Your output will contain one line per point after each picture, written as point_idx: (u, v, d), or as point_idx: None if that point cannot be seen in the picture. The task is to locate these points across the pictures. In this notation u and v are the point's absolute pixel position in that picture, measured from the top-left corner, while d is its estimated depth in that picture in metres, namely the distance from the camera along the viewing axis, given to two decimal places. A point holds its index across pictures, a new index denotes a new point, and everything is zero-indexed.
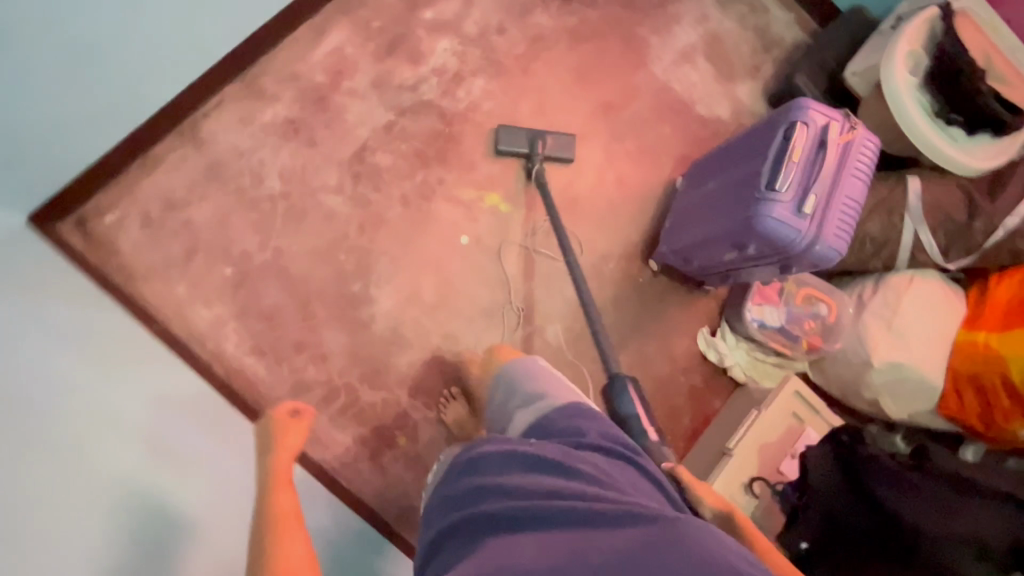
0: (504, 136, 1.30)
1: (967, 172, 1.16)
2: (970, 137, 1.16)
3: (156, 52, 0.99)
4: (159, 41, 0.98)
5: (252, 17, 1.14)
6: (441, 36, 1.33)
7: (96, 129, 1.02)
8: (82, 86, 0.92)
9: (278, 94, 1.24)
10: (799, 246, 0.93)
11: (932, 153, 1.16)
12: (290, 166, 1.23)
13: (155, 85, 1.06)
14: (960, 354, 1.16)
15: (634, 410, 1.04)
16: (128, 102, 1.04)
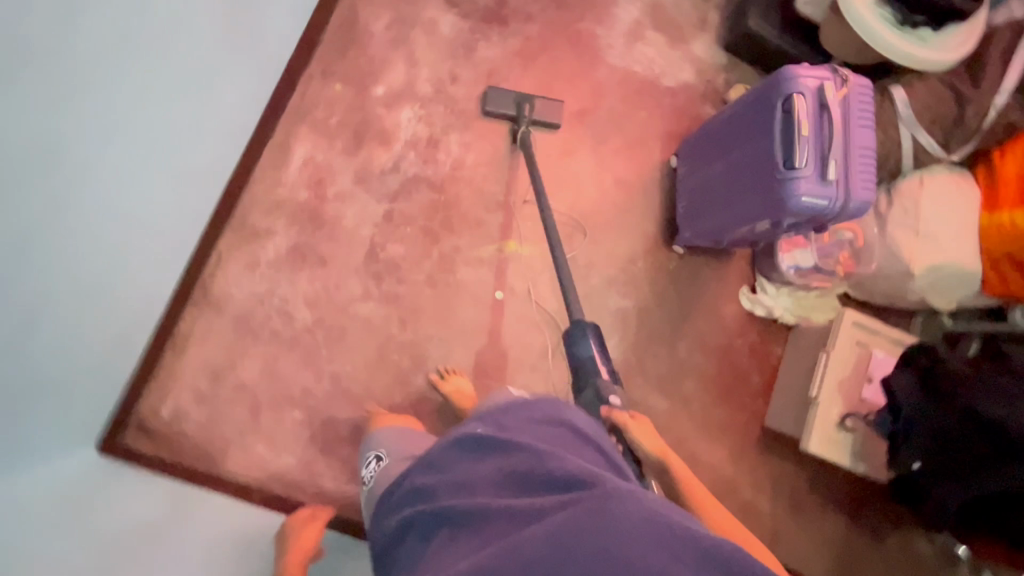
0: (493, 98, 1.31)
1: (944, 67, 1.17)
2: (937, 32, 1.16)
3: (153, 236, 0.94)
4: (155, 231, 0.93)
5: (217, 169, 1.08)
6: (401, 107, 1.30)
7: (113, 343, 0.97)
8: (105, 307, 0.86)
9: (271, 225, 1.21)
10: (831, 210, 0.95)
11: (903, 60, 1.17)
12: (312, 291, 1.22)
13: (151, 278, 0.99)
14: (988, 236, 1.21)
15: (590, 351, 1.07)
16: (136, 306, 0.97)
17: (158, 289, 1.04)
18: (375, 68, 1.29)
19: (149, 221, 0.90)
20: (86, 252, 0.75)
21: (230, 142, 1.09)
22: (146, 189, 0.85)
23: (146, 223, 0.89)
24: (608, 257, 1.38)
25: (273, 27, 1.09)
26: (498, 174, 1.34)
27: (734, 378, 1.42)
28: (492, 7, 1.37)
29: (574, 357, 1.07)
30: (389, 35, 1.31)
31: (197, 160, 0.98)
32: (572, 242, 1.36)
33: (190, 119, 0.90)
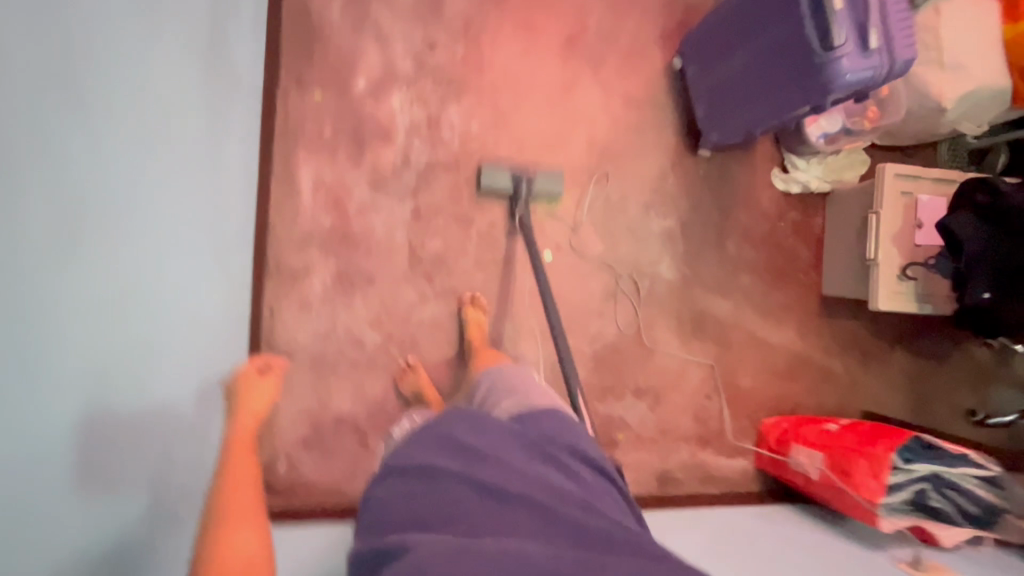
0: (491, 172, 1.25)
1: None
2: None
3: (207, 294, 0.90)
4: (204, 306, 0.89)
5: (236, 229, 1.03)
6: (390, 95, 1.21)
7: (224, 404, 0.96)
8: (182, 383, 0.82)
9: (307, 260, 1.18)
10: (879, 80, 0.91)
11: None
12: (371, 310, 1.21)
13: (216, 360, 0.95)
14: (1013, 48, 1.16)
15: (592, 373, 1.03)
16: (213, 394, 0.93)
17: (225, 377, 0.99)
18: (348, 61, 1.19)
19: (194, 291, 0.86)
20: (140, 303, 0.69)
21: (242, 208, 1.05)
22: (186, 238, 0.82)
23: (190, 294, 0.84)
24: (640, 182, 1.34)
25: (246, 77, 1.03)
26: (508, 135, 1.27)
27: (786, 259, 1.44)
28: None
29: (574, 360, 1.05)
30: (348, 18, 1.19)
31: (217, 228, 0.94)
32: (600, 179, 1.32)
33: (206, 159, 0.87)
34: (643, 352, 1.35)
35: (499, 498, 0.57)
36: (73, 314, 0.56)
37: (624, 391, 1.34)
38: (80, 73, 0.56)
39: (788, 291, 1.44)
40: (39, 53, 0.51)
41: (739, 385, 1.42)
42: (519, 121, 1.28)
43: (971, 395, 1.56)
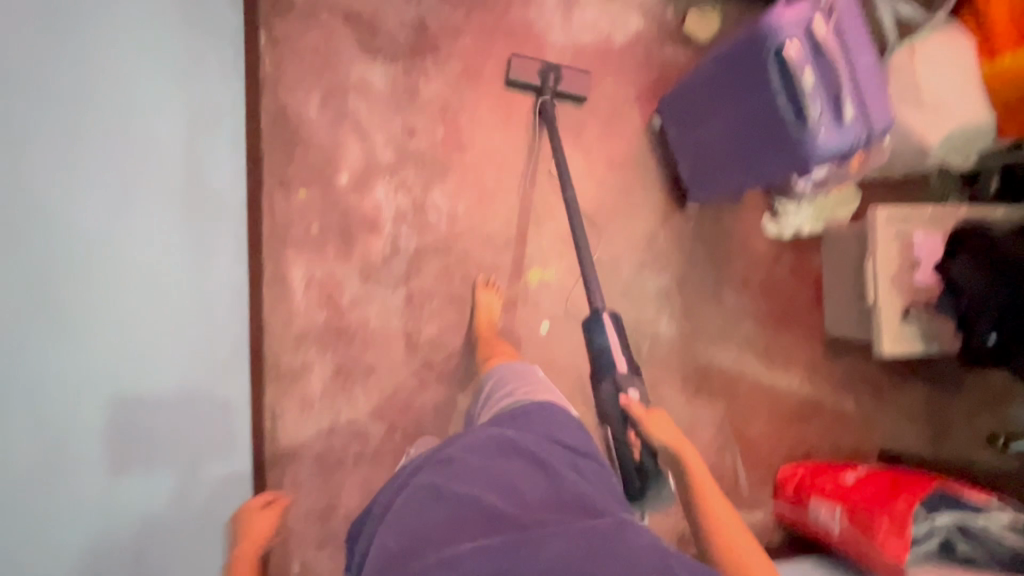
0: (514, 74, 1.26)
1: None
2: None
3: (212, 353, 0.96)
4: (210, 367, 0.96)
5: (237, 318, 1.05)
6: (374, 186, 1.22)
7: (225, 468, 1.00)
8: (190, 399, 0.90)
9: (305, 358, 1.18)
10: (857, 147, 0.91)
11: None
12: (372, 401, 1.20)
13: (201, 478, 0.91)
14: (994, 86, 1.15)
15: (609, 340, 1.06)
16: (196, 507, 0.88)
17: (215, 459, 0.97)
18: (329, 157, 1.20)
19: (166, 394, 0.84)
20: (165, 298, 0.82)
21: (239, 323, 1.05)
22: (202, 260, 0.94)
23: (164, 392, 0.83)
24: (631, 242, 1.34)
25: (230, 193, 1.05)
26: (494, 211, 1.27)
27: (786, 303, 1.42)
28: (414, 36, 1.24)
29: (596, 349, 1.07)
30: (326, 115, 1.20)
31: (204, 335, 0.94)
32: (590, 243, 1.32)
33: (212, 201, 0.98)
34: None
35: (472, 501, 0.62)
36: (35, 324, 0.61)
37: None
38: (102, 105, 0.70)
39: (792, 334, 1.42)
40: (7, 139, 0.58)
41: (751, 434, 1.40)
42: (503, 195, 1.28)
43: (995, 420, 1.49)
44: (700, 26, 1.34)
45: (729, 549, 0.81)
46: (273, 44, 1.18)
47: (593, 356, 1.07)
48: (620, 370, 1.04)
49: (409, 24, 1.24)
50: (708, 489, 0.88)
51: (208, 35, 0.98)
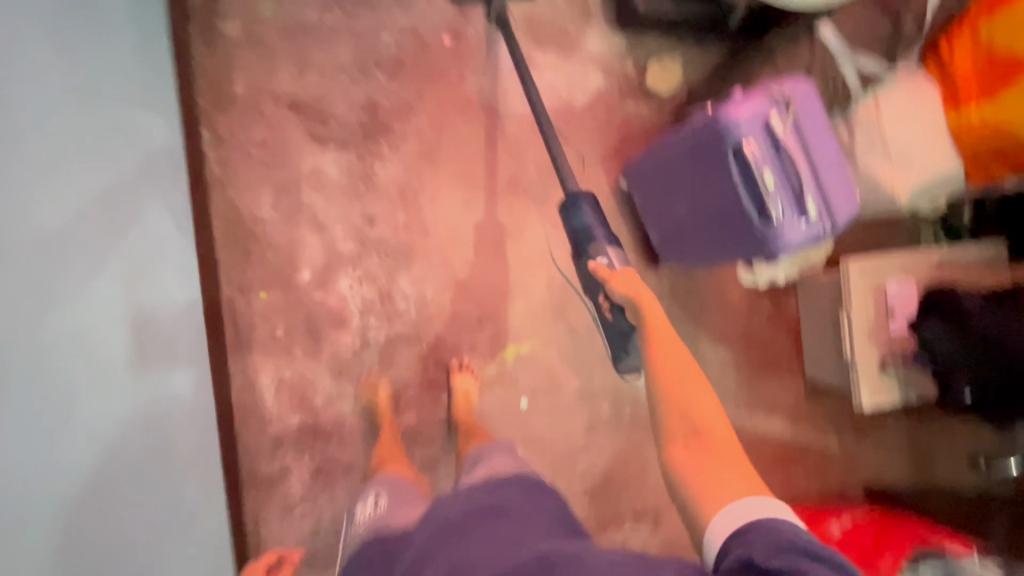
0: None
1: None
2: None
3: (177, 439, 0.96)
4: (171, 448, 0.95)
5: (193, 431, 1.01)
6: (337, 281, 1.18)
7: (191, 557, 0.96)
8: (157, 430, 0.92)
9: (283, 463, 1.16)
10: (822, 239, 0.89)
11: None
12: (354, 498, 1.19)
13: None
14: (960, 138, 1.12)
15: (586, 220, 0.97)
16: (141, 536, 0.86)
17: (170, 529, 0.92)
18: (288, 256, 1.16)
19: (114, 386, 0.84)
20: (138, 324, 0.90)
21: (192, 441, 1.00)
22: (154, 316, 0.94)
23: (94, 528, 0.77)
24: None
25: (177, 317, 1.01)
26: (464, 291, 1.24)
27: (766, 350, 1.41)
28: (366, 120, 1.19)
29: (573, 229, 0.98)
30: (281, 212, 1.15)
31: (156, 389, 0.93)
32: (564, 313, 1.29)
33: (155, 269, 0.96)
34: (635, 475, 1.34)
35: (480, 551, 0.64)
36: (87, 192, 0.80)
37: (623, 516, 1.33)
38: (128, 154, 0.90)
39: (773, 381, 1.42)
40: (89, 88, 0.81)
41: None
42: (472, 274, 1.24)
43: (979, 440, 1.48)
44: (661, 79, 1.30)
45: (699, 434, 0.66)
46: (219, 144, 1.13)
47: (571, 239, 0.99)
48: (607, 249, 0.94)
49: (360, 107, 1.19)
50: (658, 323, 0.78)
51: (149, 158, 0.96)
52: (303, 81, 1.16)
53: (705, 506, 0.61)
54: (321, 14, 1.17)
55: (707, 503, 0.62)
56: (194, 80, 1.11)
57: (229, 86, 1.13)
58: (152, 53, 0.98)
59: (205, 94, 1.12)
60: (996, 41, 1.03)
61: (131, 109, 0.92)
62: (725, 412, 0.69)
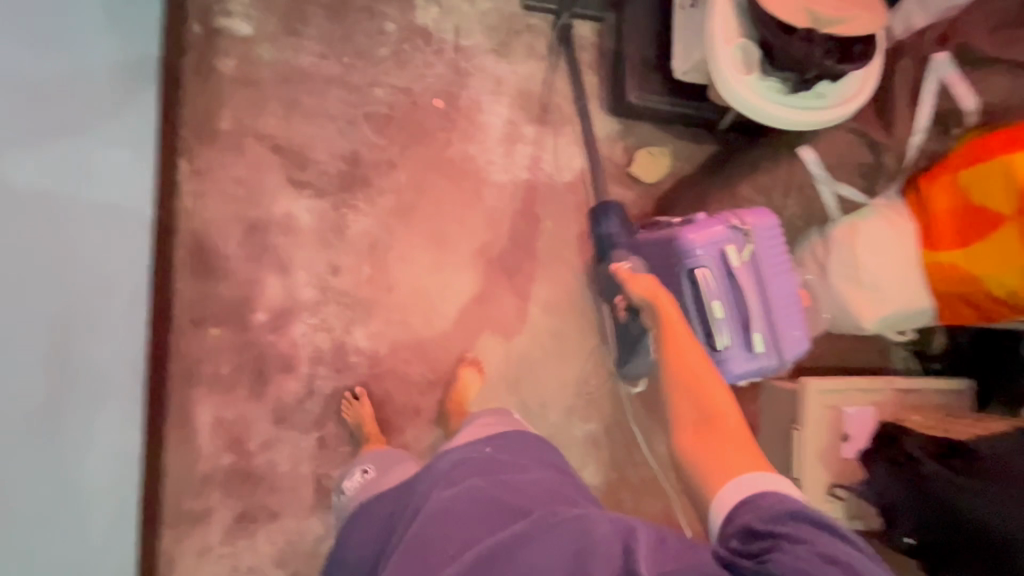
0: None
1: (807, 127, 1.02)
2: (808, 92, 1.01)
3: (85, 436, 0.88)
4: (78, 448, 0.87)
5: (117, 423, 0.96)
6: (293, 325, 1.18)
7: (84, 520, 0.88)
8: (65, 434, 0.84)
9: (207, 502, 1.14)
10: (767, 372, 0.87)
11: (762, 118, 1.02)
12: (274, 548, 1.17)
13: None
14: (932, 278, 1.12)
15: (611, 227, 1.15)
16: (41, 507, 0.79)
17: (70, 507, 0.85)
18: (246, 295, 1.15)
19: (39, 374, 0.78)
20: (71, 319, 0.84)
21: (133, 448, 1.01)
22: (89, 319, 0.88)
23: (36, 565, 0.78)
24: (560, 386, 1.30)
25: (117, 335, 0.96)
26: (418, 351, 1.23)
27: None
28: (345, 170, 1.19)
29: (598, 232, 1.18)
30: (245, 251, 1.15)
31: (77, 397, 0.86)
32: (518, 386, 1.28)
33: (92, 275, 0.89)
34: None
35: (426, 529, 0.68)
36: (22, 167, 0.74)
37: None
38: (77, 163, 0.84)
39: None
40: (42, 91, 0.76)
41: None
42: (431, 335, 1.24)
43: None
44: (647, 169, 1.31)
45: (709, 422, 0.65)
46: (194, 175, 1.13)
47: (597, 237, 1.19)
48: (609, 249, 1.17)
49: (341, 157, 1.19)
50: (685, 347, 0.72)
51: (113, 192, 0.92)
52: (288, 125, 1.17)
53: (708, 480, 0.61)
54: (317, 62, 1.18)
55: (711, 476, 0.61)
56: (180, 112, 1.13)
57: (213, 121, 1.14)
58: (141, 89, 0.99)
59: (189, 126, 1.13)
60: (971, 189, 1.01)
61: (102, 147, 0.89)
62: (735, 399, 0.67)
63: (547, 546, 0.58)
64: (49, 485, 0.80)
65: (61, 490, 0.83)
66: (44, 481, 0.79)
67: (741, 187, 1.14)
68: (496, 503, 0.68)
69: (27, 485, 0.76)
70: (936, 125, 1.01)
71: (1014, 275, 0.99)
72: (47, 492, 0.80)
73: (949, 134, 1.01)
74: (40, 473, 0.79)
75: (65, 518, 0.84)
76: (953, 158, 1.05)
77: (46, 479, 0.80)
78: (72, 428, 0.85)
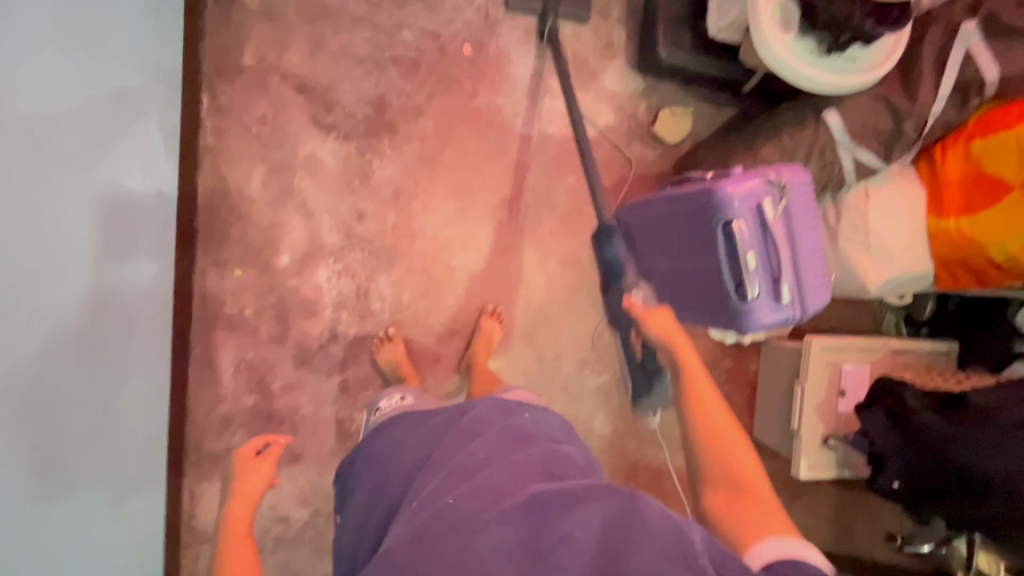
0: None
1: (837, 91, 1.05)
2: (841, 55, 1.03)
3: (124, 374, 0.89)
4: (118, 385, 0.88)
5: (154, 365, 0.97)
6: (317, 270, 1.17)
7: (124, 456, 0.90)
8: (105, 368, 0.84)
9: (230, 442, 1.15)
10: (790, 324, 0.92)
11: (796, 79, 1.04)
12: (297, 488, 1.19)
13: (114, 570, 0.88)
14: (936, 243, 1.18)
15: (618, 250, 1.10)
16: (81, 438, 0.80)
17: (110, 442, 0.86)
18: (270, 238, 1.14)
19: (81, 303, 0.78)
20: (113, 254, 0.84)
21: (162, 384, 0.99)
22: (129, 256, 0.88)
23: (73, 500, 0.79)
24: (576, 340, 1.33)
25: (155, 280, 0.97)
26: (441, 301, 1.25)
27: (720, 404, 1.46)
28: (372, 114, 1.17)
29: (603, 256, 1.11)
30: (269, 193, 1.13)
31: (118, 335, 0.87)
32: (536, 338, 1.31)
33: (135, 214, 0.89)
34: None
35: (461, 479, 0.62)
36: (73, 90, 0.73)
37: None
38: (123, 95, 0.83)
39: None
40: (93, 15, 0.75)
41: None
42: (454, 285, 1.25)
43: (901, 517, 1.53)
44: (671, 131, 1.31)
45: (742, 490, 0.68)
46: (217, 111, 1.10)
47: (604, 266, 1.11)
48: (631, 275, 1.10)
49: (368, 100, 1.17)
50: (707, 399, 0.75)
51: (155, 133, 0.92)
52: (314, 63, 1.14)
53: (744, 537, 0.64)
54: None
55: (747, 535, 0.64)
56: (202, 43, 1.08)
57: (237, 56, 1.10)
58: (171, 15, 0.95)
59: (212, 59, 1.09)
60: (983, 159, 1.07)
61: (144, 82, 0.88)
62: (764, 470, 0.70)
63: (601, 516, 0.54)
64: (90, 416, 0.81)
65: (102, 424, 0.84)
66: (84, 414, 0.80)
67: (764, 149, 1.17)
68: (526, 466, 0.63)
69: (67, 416, 0.77)
70: (955, 99, 1.05)
71: (1015, 242, 1.06)
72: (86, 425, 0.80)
73: (969, 105, 1.05)
74: (82, 403, 0.80)
75: (107, 453, 0.85)
76: (970, 128, 1.10)
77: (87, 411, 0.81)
78: (112, 363, 0.86)
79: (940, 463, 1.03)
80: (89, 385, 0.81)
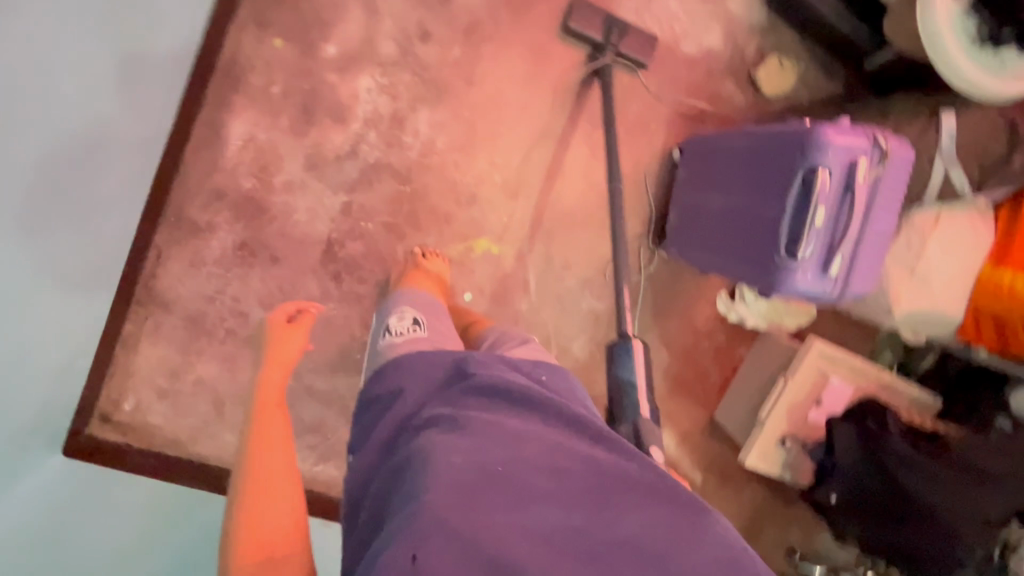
0: None
1: (997, 98, 0.95)
2: (1012, 58, 0.93)
3: (127, 148, 0.90)
4: (122, 161, 0.89)
5: (146, 133, 0.94)
6: (359, 76, 1.09)
7: (109, 236, 0.94)
8: (113, 140, 0.84)
9: (213, 218, 1.09)
10: (825, 300, 0.87)
11: (950, 76, 0.94)
12: (264, 292, 1.14)
13: (29, 411, 0.85)
14: (978, 290, 1.14)
15: (634, 376, 0.93)
16: (95, 206, 0.86)
17: (103, 215, 0.89)
18: (326, 21, 1.07)
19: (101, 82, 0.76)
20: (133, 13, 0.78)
21: (132, 148, 0.91)
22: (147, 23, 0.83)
23: (72, 266, 0.85)
24: (588, 257, 1.28)
25: (163, 47, 0.90)
26: (474, 163, 1.17)
27: (694, 375, 1.44)
28: None
29: (618, 379, 0.93)
30: None
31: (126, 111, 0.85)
32: (552, 242, 1.25)
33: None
34: None
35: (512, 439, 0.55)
36: None
37: None
38: None
39: (686, 402, 1.46)
40: None
41: None
42: (491, 150, 1.17)
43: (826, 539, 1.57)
44: (772, 84, 1.21)
45: None
46: None
47: (612, 390, 0.93)
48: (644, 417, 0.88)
49: None
50: None
51: None
52: None
53: None
54: None
55: None
56: None
57: None
58: None
59: None
60: None
61: None
62: None
63: (645, 523, 0.51)
64: (92, 197, 0.84)
65: (111, 190, 0.89)
66: (92, 196, 0.84)
67: None
68: (548, 453, 0.54)
69: (86, 196, 0.82)
70: None
71: None
72: (87, 208, 0.83)
73: None
74: (95, 177, 0.83)
75: (103, 218, 0.90)
76: None
77: (95, 193, 0.84)
78: (110, 144, 0.84)
79: (894, 486, 1.04)
80: (101, 161, 0.83)
